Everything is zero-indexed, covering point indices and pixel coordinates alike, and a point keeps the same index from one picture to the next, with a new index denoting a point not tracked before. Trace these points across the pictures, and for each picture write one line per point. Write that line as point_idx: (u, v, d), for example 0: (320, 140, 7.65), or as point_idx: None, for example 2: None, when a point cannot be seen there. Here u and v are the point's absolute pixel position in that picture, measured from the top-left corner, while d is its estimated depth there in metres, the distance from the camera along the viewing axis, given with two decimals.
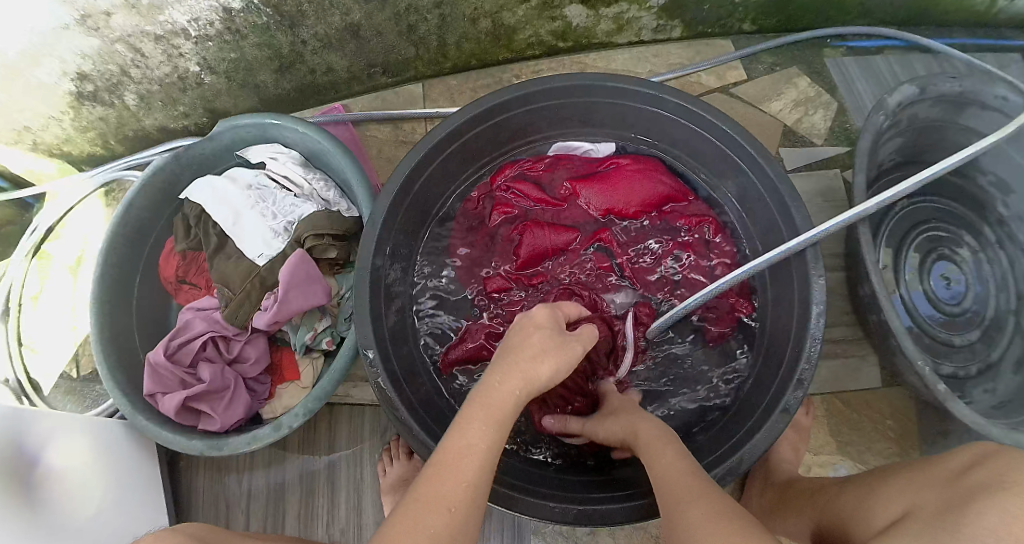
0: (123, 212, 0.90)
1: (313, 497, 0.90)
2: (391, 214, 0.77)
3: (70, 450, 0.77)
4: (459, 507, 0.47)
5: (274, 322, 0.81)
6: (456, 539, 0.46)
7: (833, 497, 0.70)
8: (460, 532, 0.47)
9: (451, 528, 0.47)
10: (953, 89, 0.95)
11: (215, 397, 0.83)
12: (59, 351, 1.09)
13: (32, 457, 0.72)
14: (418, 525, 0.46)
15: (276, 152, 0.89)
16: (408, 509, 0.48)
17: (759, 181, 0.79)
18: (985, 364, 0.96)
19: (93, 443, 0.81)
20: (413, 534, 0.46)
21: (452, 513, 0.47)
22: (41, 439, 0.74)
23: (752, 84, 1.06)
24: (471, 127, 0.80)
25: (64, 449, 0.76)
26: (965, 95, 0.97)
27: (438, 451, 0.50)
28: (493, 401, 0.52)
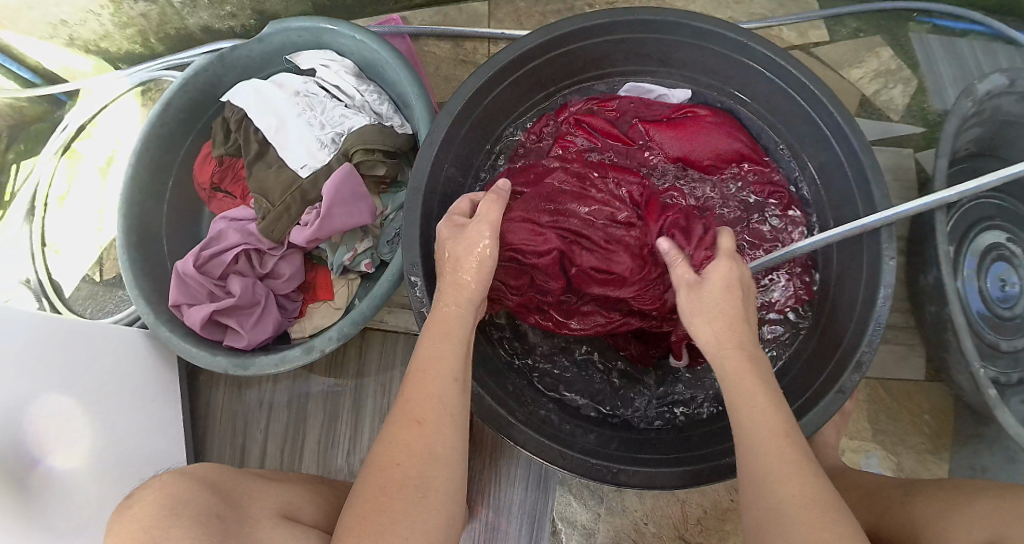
0: (161, 111, 0.85)
1: (335, 421, 0.87)
2: (449, 136, 0.71)
3: (75, 443, 0.71)
4: (427, 419, 0.50)
5: (313, 239, 0.77)
6: (433, 448, 0.49)
7: (896, 506, 0.64)
8: (434, 442, 0.49)
9: (424, 439, 0.49)
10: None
11: (244, 312, 0.79)
12: (82, 254, 1.06)
13: (32, 457, 0.66)
14: (407, 447, 0.49)
15: (329, 60, 0.84)
16: (394, 431, 0.50)
17: (841, 147, 0.72)
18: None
19: (97, 426, 0.74)
20: (398, 455, 0.49)
21: (422, 425, 0.49)
22: (43, 430, 0.68)
23: (834, 47, 0.97)
24: (542, 53, 0.73)
25: (67, 440, 0.70)
26: None
27: (411, 371, 0.53)
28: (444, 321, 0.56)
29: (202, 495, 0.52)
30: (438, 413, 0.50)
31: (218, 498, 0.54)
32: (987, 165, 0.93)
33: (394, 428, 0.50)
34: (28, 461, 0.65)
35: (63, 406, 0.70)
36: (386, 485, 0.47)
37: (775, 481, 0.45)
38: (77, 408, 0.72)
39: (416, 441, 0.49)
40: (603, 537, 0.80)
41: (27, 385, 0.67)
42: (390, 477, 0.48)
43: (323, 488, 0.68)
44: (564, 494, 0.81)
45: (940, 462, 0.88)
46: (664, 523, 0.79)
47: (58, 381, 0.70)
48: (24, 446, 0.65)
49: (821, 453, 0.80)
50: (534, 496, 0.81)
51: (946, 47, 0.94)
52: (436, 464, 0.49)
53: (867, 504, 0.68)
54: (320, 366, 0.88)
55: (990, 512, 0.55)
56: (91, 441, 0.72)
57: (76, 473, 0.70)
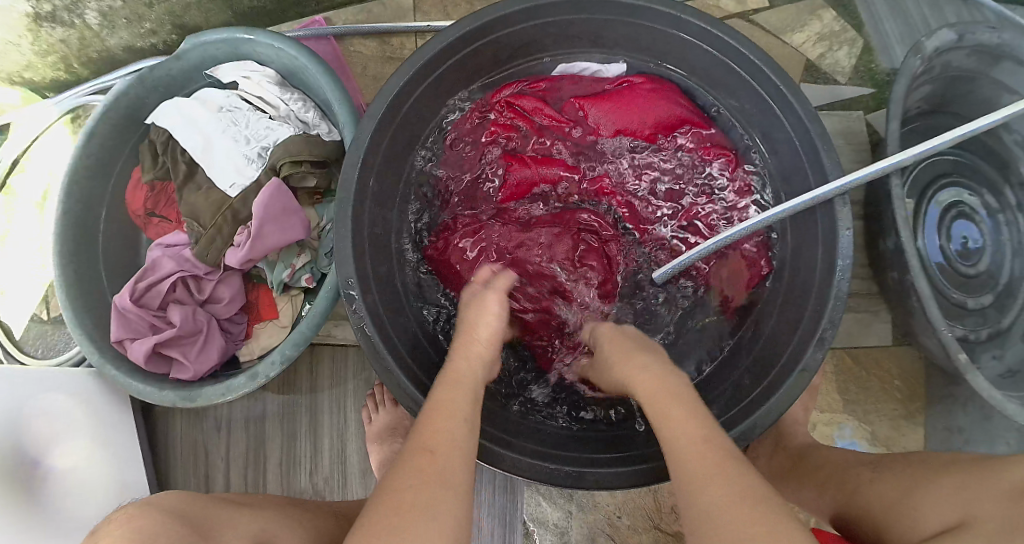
0: (85, 141, 0.82)
1: (295, 441, 0.85)
2: (375, 140, 0.68)
3: (74, 445, 0.77)
4: (441, 450, 0.49)
5: (248, 260, 0.74)
6: (453, 477, 0.48)
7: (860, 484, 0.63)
8: (453, 475, 0.48)
9: (442, 468, 0.48)
10: (993, 38, 0.80)
11: (186, 342, 0.77)
12: (29, 293, 1.03)
13: (31, 460, 0.73)
14: (407, 475, 0.47)
15: (250, 70, 0.81)
16: (406, 457, 0.50)
17: (787, 118, 0.70)
18: (995, 330, 0.84)
19: (96, 434, 0.79)
20: (403, 481, 0.47)
21: (434, 453, 0.49)
22: (41, 435, 0.74)
23: (775, 12, 0.94)
24: (465, 45, 0.70)
25: (63, 447, 0.76)
26: (1005, 47, 0.80)
27: (421, 412, 0.54)
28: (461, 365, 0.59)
29: (171, 526, 0.49)
30: (450, 446, 0.50)
31: (191, 529, 0.50)
32: (935, 124, 0.92)
33: (408, 458, 0.49)
34: (27, 466, 0.72)
35: (63, 412, 0.77)
36: (396, 501, 0.46)
37: (704, 488, 0.46)
38: (76, 411, 0.78)
39: (429, 466, 0.48)
40: (577, 535, 0.79)
41: (26, 390, 0.74)
42: (404, 495, 0.46)
43: (317, 517, 0.65)
44: (534, 494, 0.79)
45: (913, 427, 0.88)
46: (638, 514, 0.78)
47: (57, 387, 0.78)
48: (22, 451, 0.72)
49: (792, 430, 0.80)
50: (503, 501, 0.79)
51: (889, 6, 0.92)
52: (459, 495, 0.47)
53: (835, 482, 0.67)
54: (274, 387, 0.86)
55: (956, 489, 0.54)
56: (89, 445, 0.78)
57: (77, 474, 0.76)
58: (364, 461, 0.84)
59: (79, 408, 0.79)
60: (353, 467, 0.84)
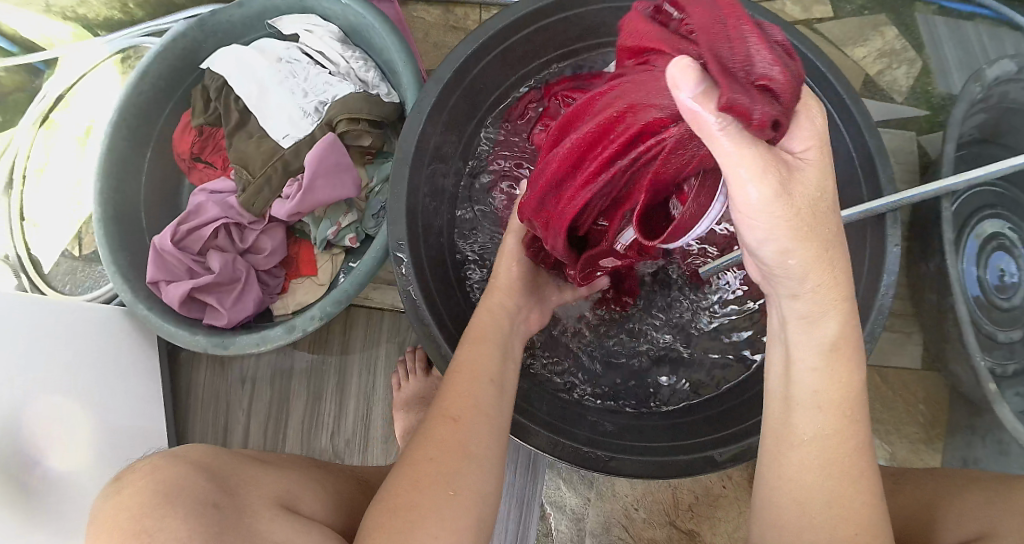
0: (138, 79, 0.82)
1: (318, 400, 0.84)
2: (438, 105, 0.67)
3: (70, 441, 0.69)
4: (462, 416, 0.49)
5: (295, 213, 0.74)
6: (469, 445, 0.47)
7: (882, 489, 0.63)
8: (471, 442, 0.48)
9: (461, 437, 0.48)
10: None
11: (223, 289, 0.76)
12: (61, 228, 1.03)
13: (30, 455, 0.64)
14: (428, 443, 0.47)
15: (313, 25, 0.80)
16: (426, 428, 0.49)
17: (848, 130, 0.69)
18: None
19: (94, 427, 0.72)
20: (426, 449, 0.47)
21: (456, 422, 0.48)
22: (38, 429, 0.66)
23: (840, 22, 0.93)
24: (532, 22, 0.69)
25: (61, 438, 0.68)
26: None
27: (445, 375, 0.53)
28: (476, 326, 0.58)
29: (197, 481, 0.46)
30: (473, 413, 0.49)
31: (215, 485, 0.47)
32: (990, 153, 0.88)
33: (428, 427, 0.48)
34: (25, 462, 0.63)
35: (60, 403, 0.69)
36: (419, 477, 0.45)
37: (798, 457, 0.43)
38: (72, 406, 0.70)
39: (447, 438, 0.47)
40: (592, 522, 0.78)
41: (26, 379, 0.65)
42: (420, 467, 0.46)
43: (335, 482, 0.62)
44: (553, 477, 0.79)
45: (933, 452, 0.87)
46: (655, 509, 0.77)
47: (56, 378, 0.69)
48: (22, 445, 0.63)
49: None
50: (522, 481, 0.78)
51: (956, 29, 0.91)
52: (477, 465, 0.47)
53: None
54: (303, 344, 0.85)
55: (989, 498, 0.53)
56: (86, 436, 0.71)
57: (71, 472, 0.68)
58: (385, 427, 0.83)
59: (76, 400, 0.71)
60: (374, 432, 0.83)
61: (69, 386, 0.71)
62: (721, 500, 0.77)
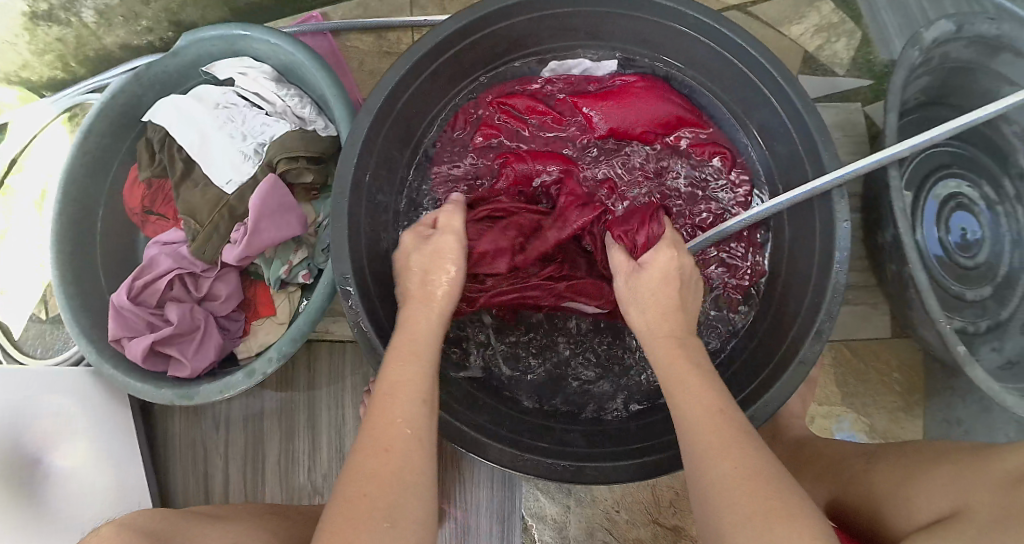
0: (81, 139, 0.82)
1: (292, 437, 0.85)
2: (372, 134, 0.68)
3: (75, 449, 0.77)
4: (395, 445, 0.45)
5: (245, 257, 0.74)
6: (409, 474, 0.44)
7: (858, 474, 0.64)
8: (408, 468, 0.44)
9: (396, 465, 0.44)
10: (992, 31, 0.78)
11: (184, 340, 0.77)
12: (27, 292, 1.03)
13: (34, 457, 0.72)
14: (366, 474, 0.43)
15: (246, 67, 0.80)
16: (357, 459, 0.45)
17: (785, 113, 0.70)
18: (994, 322, 0.83)
19: (96, 444, 0.79)
20: (363, 481, 0.43)
21: (390, 452, 0.44)
22: (43, 434, 0.74)
23: (772, 4, 0.94)
24: (458, 41, 0.70)
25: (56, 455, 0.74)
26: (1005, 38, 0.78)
27: (373, 397, 0.49)
28: (413, 332, 0.54)
29: None
30: (406, 438, 0.46)
31: None
32: None
33: (359, 458, 0.44)
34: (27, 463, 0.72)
35: (66, 415, 0.77)
36: (355, 512, 0.41)
37: (714, 456, 0.43)
38: (82, 418, 0.78)
39: (379, 470, 0.44)
40: (576, 529, 0.78)
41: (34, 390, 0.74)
42: (358, 504, 0.42)
43: (299, 527, 0.62)
44: (532, 489, 0.79)
45: (912, 419, 0.87)
46: (636, 509, 0.78)
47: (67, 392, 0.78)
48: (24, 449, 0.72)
49: (792, 421, 0.79)
50: (500, 496, 0.79)
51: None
52: (416, 493, 0.43)
53: (836, 473, 0.67)
54: (272, 384, 0.85)
55: (949, 480, 0.53)
56: (84, 451, 0.77)
57: (73, 475, 0.75)
58: None
59: (84, 418, 0.78)
60: None
61: (78, 402, 0.79)
62: None
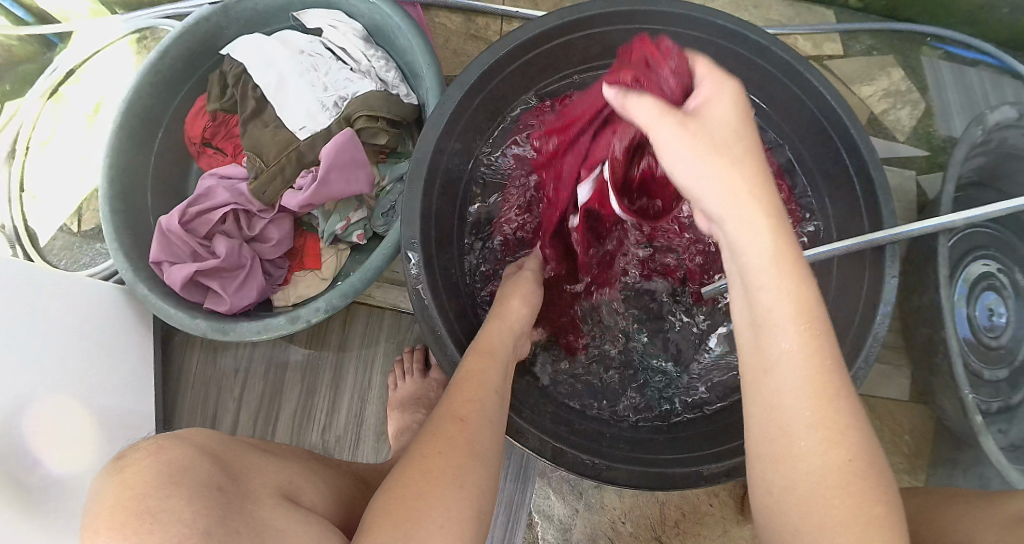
0: (156, 59, 0.82)
1: (312, 394, 0.84)
2: (458, 110, 0.68)
3: (74, 447, 0.67)
4: (470, 418, 0.49)
5: (306, 205, 0.74)
6: (476, 450, 0.47)
7: None
8: (478, 447, 0.48)
9: (468, 442, 0.47)
10: None
11: (226, 275, 0.76)
12: (62, 203, 1.02)
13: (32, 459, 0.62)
14: (437, 446, 0.46)
15: (337, 21, 0.81)
16: (434, 427, 0.49)
17: (854, 167, 0.71)
18: (1004, 405, 0.83)
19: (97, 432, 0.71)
20: (434, 449, 0.46)
21: (463, 423, 0.48)
22: (42, 433, 0.63)
23: (847, 62, 0.95)
24: (554, 36, 0.71)
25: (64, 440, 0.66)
26: None
27: (451, 382, 0.53)
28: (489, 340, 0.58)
29: (200, 464, 0.45)
30: (478, 414, 0.50)
31: (219, 469, 0.46)
32: (987, 196, 0.89)
33: (437, 425, 0.48)
34: (27, 464, 0.61)
35: (64, 410, 0.67)
36: (418, 473, 0.45)
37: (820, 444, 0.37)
38: (77, 410, 0.69)
39: (455, 435, 0.47)
40: (580, 533, 0.78)
41: (32, 381, 0.64)
42: (430, 460, 0.46)
43: (333, 477, 0.61)
44: (544, 485, 0.79)
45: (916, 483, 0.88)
46: (642, 524, 0.78)
47: (63, 382, 0.68)
48: (23, 448, 0.61)
49: None
50: (512, 486, 0.79)
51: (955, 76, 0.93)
52: (473, 459, 0.47)
53: None
54: (301, 338, 0.85)
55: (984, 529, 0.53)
56: (88, 447, 0.69)
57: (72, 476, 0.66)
58: (379, 425, 0.83)
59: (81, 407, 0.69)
60: (367, 430, 0.83)
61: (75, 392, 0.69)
62: (706, 518, 0.77)
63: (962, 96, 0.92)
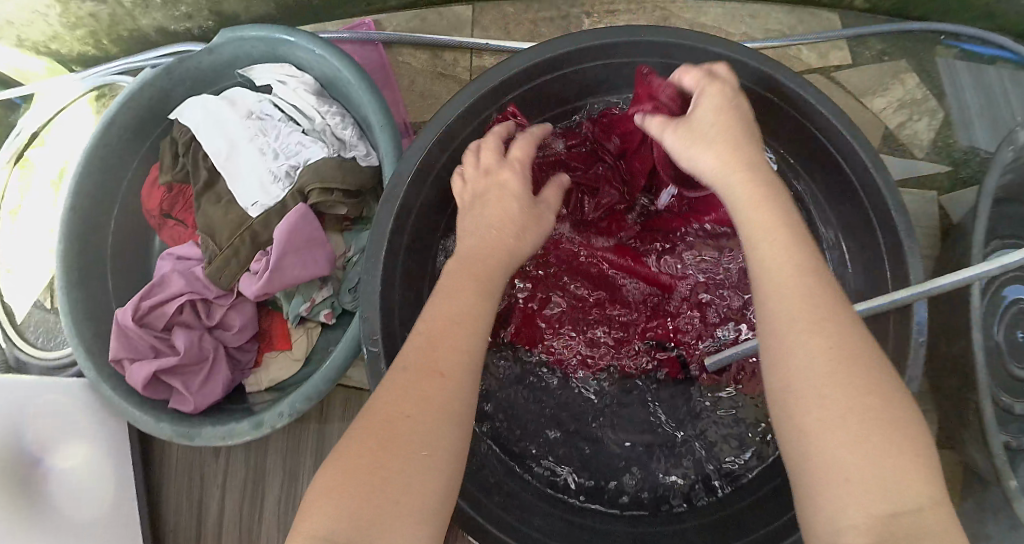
0: (102, 134, 0.75)
1: (296, 481, 0.79)
2: (417, 180, 0.59)
3: (74, 453, 0.73)
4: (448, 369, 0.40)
5: (264, 292, 0.66)
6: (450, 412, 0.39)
7: None
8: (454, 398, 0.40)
9: (444, 390, 0.39)
10: None
11: (189, 371, 0.70)
12: (36, 276, 0.98)
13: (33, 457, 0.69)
14: (410, 406, 0.39)
15: (287, 75, 0.73)
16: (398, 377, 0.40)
17: (876, 213, 0.60)
18: None
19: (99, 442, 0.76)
20: (410, 405, 0.39)
21: (441, 376, 0.40)
22: (37, 438, 0.70)
23: (857, 72, 0.79)
24: (522, 83, 0.61)
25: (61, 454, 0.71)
26: None
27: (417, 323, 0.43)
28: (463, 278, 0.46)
29: None
30: (460, 365, 0.41)
31: None
32: None
33: (405, 376, 0.40)
34: (27, 464, 0.69)
35: (64, 419, 0.73)
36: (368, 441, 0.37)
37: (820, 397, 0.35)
38: (79, 418, 0.74)
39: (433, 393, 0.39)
40: None
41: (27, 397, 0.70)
42: (393, 424, 0.38)
43: None
44: None
45: None
46: None
47: (63, 393, 0.74)
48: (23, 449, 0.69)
49: None
50: None
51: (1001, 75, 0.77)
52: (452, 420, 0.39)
53: None
54: None
55: None
56: (88, 453, 0.74)
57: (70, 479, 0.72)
58: None
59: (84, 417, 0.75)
60: None
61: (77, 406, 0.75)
62: None
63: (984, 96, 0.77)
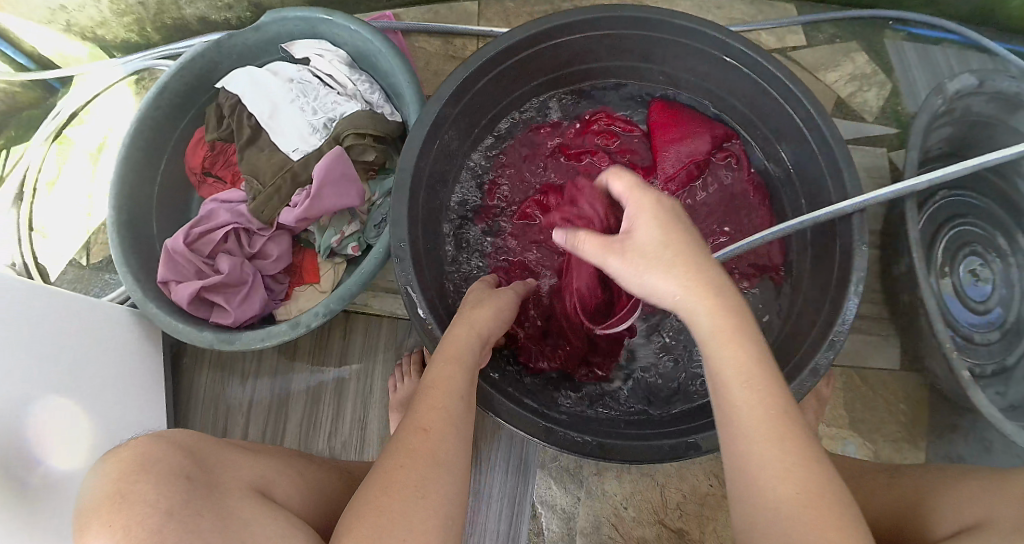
0: (156, 96, 0.87)
1: (318, 404, 0.88)
2: (440, 119, 0.72)
3: (73, 449, 0.69)
4: (432, 426, 0.51)
5: (302, 219, 0.79)
6: (443, 459, 0.50)
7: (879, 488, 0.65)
8: (444, 455, 0.50)
9: (435, 453, 0.50)
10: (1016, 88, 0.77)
11: (231, 290, 0.80)
12: (71, 237, 1.06)
13: (33, 456, 0.64)
14: (403, 470, 0.48)
15: (323, 49, 0.86)
16: (393, 456, 0.50)
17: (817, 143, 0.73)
18: (1000, 367, 0.83)
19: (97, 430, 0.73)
20: (406, 472, 0.48)
21: (427, 431, 0.51)
22: (41, 431, 0.66)
23: (811, 51, 0.96)
24: (523, 49, 0.75)
25: (65, 442, 0.68)
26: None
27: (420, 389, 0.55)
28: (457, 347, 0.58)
29: (170, 457, 0.49)
30: (442, 420, 0.52)
31: (191, 462, 0.51)
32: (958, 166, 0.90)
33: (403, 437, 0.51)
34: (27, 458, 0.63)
35: (66, 413, 0.69)
36: (391, 490, 0.47)
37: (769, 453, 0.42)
38: (75, 408, 0.71)
39: (422, 448, 0.50)
40: (583, 521, 0.82)
41: (31, 386, 0.66)
42: (395, 474, 0.48)
43: None
44: (545, 476, 0.83)
45: (916, 451, 0.86)
46: (643, 507, 0.81)
47: (56, 382, 0.69)
48: (25, 442, 0.64)
49: None
50: (514, 480, 0.83)
51: (919, 53, 0.95)
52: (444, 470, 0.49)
53: (851, 484, 0.68)
54: (306, 348, 0.90)
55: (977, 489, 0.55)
56: (87, 448, 0.71)
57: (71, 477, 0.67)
58: (382, 430, 0.87)
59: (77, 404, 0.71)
60: (371, 435, 0.86)
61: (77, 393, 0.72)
62: (708, 498, 0.81)
63: (927, 70, 0.94)
